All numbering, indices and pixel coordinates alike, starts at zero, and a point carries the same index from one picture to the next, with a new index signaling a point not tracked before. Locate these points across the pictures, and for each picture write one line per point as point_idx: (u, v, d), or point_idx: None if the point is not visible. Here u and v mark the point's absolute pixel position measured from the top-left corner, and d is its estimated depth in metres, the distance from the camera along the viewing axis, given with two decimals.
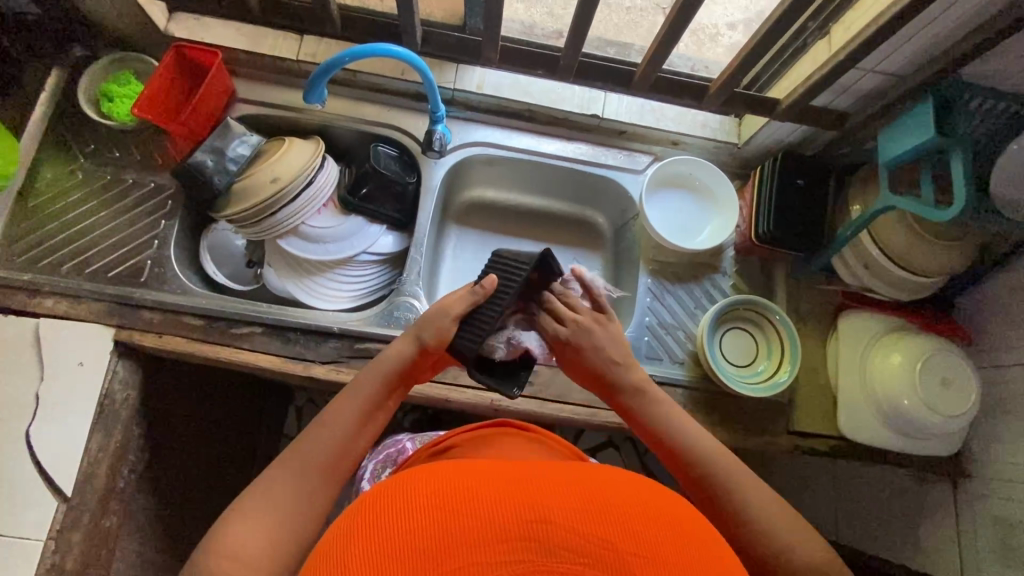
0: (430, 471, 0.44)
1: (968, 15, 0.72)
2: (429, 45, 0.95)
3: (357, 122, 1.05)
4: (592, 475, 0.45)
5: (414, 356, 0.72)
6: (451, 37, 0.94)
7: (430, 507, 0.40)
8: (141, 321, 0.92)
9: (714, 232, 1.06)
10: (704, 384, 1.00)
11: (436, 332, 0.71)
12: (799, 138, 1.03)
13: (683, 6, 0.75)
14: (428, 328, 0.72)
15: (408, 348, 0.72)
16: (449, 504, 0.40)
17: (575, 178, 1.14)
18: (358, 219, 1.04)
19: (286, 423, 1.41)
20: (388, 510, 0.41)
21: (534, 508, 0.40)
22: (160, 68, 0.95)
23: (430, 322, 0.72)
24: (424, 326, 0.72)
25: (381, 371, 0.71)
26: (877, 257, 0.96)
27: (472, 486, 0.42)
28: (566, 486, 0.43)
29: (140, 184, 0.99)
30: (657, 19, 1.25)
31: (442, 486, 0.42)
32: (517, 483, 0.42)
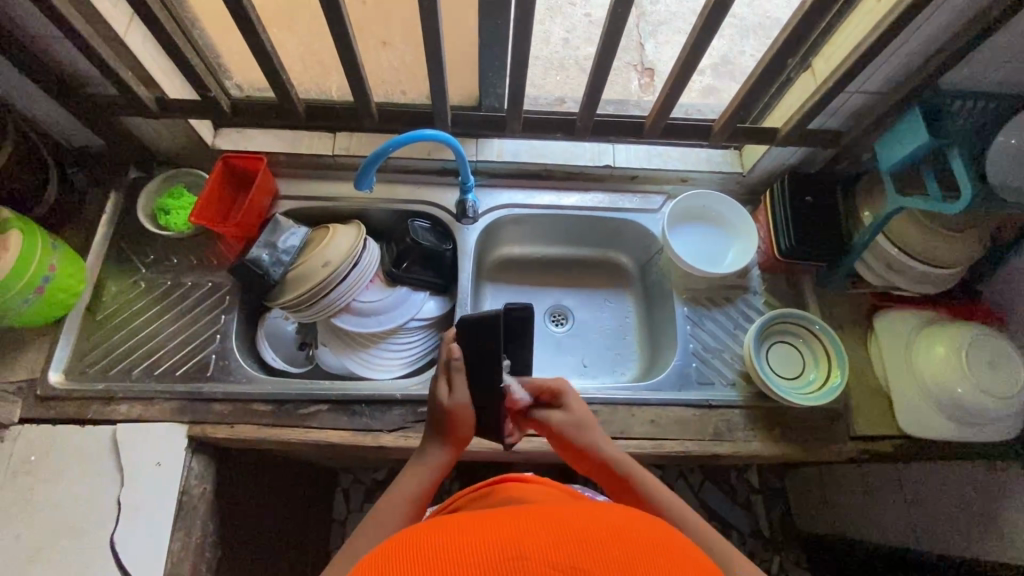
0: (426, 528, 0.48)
1: (940, 33, 0.81)
2: (458, 124, 1.05)
3: (392, 202, 1.14)
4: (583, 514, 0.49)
5: (445, 451, 0.78)
6: (474, 116, 1.04)
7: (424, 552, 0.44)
8: (212, 413, 0.95)
9: (738, 254, 1.11)
10: (759, 401, 1.01)
11: (467, 425, 0.77)
12: (799, 159, 1.11)
13: (687, 58, 0.85)
14: (460, 425, 0.77)
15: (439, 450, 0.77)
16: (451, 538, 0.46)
17: (596, 225, 1.22)
18: (402, 289, 1.09)
19: (335, 507, 1.42)
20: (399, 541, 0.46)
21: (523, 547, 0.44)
22: (211, 178, 1.04)
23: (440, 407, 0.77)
24: (456, 425, 0.77)
25: (419, 476, 0.75)
26: (899, 256, 1.02)
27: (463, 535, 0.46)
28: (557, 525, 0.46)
29: (198, 285, 1.05)
30: (631, 76, 1.38)
31: (446, 535, 0.46)
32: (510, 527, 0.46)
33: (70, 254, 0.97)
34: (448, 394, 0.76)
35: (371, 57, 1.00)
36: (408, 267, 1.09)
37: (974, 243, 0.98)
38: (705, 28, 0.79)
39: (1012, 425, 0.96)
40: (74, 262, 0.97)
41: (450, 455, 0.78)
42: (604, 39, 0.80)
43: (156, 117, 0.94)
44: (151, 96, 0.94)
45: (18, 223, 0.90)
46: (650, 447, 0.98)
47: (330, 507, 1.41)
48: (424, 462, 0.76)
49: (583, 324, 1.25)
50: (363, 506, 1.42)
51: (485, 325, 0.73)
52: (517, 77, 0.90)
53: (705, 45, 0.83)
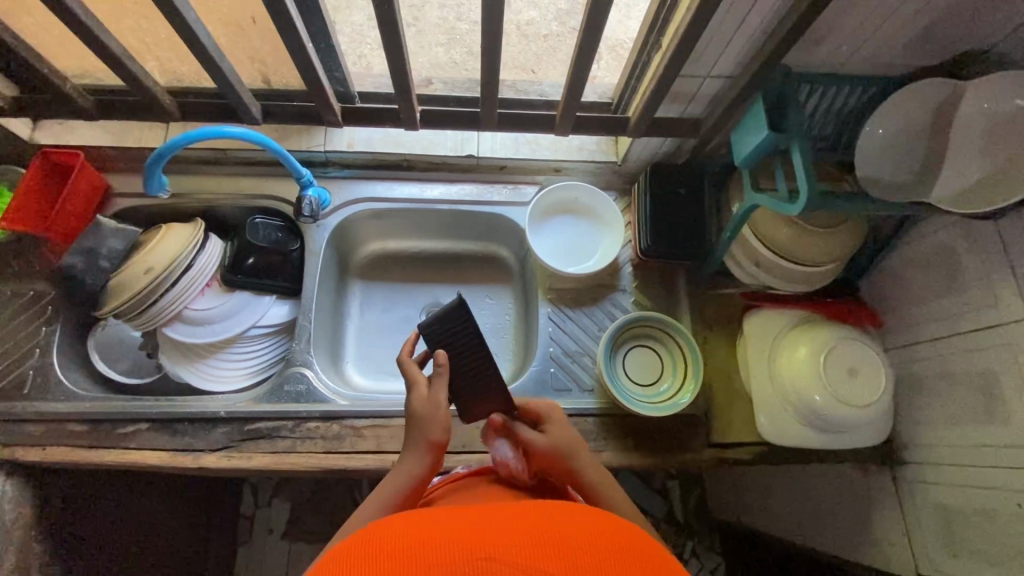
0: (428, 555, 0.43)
1: (768, 12, 0.72)
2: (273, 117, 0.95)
3: (235, 197, 1.06)
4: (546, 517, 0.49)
5: (425, 459, 0.71)
6: (291, 107, 0.95)
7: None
8: (21, 435, 0.89)
9: (604, 252, 1.05)
10: (613, 409, 0.96)
11: (442, 428, 0.72)
12: (670, 148, 1.02)
13: (487, 47, 0.75)
14: (432, 426, 0.72)
15: (420, 455, 0.71)
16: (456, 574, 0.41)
17: (468, 219, 1.14)
18: (243, 294, 1.02)
19: (243, 503, 1.40)
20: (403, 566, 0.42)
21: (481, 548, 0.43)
22: (28, 177, 0.96)
23: (432, 424, 0.71)
24: (429, 428, 0.71)
25: (397, 483, 0.69)
26: (766, 254, 0.95)
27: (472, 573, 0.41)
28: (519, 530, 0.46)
29: (19, 294, 0.98)
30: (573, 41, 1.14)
31: (403, 534, 0.46)
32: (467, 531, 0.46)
33: None
34: (421, 400, 0.73)
35: (166, 38, 0.87)
36: (262, 271, 1.02)
37: (840, 240, 0.91)
38: (491, 17, 0.69)
39: (874, 433, 0.92)
40: None
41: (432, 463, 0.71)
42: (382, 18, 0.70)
43: None
44: None
45: None
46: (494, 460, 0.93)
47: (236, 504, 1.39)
48: (409, 464, 0.70)
49: None
50: (269, 501, 1.40)
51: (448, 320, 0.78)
52: (306, 64, 0.79)
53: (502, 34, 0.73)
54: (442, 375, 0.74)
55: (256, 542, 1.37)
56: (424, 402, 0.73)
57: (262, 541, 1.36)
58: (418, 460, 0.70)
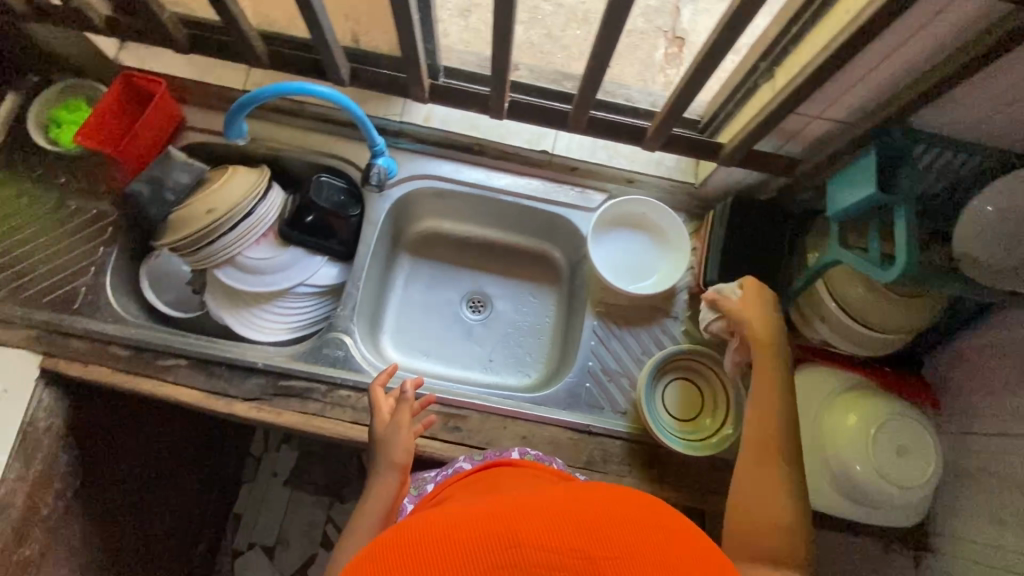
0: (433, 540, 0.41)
1: (908, 62, 0.66)
2: (359, 81, 0.94)
3: (303, 152, 1.05)
4: (571, 498, 0.45)
5: (394, 479, 0.76)
6: (381, 74, 0.94)
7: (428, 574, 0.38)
8: (68, 348, 0.91)
9: (664, 276, 1.01)
10: (643, 437, 0.94)
11: (404, 450, 0.78)
12: (753, 181, 0.98)
13: (602, 41, 0.71)
14: (394, 448, 0.78)
15: (390, 474, 0.76)
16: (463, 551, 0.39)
17: (528, 214, 1.11)
18: (297, 250, 1.01)
19: (254, 443, 1.42)
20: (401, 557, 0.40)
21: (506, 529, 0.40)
22: (108, 96, 0.96)
23: (392, 445, 0.78)
24: (388, 449, 0.78)
25: (373, 508, 0.73)
26: (833, 309, 0.91)
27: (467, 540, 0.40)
28: (547, 510, 0.42)
29: (83, 210, 0.99)
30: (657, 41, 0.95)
31: (427, 522, 0.43)
32: (493, 512, 0.43)
33: None
34: (381, 425, 0.81)
35: None
36: (322, 229, 1.01)
37: (918, 311, 0.86)
38: (618, 9, 0.66)
39: (911, 516, 0.88)
40: None
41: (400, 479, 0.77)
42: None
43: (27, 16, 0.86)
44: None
45: None
46: None
47: (247, 443, 1.41)
48: (379, 487, 0.76)
49: (500, 316, 1.17)
50: (278, 447, 1.41)
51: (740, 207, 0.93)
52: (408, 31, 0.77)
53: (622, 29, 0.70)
54: (406, 402, 0.82)
55: (258, 482, 1.39)
56: (383, 427, 0.81)
57: (265, 483, 1.38)
58: (389, 478, 0.76)
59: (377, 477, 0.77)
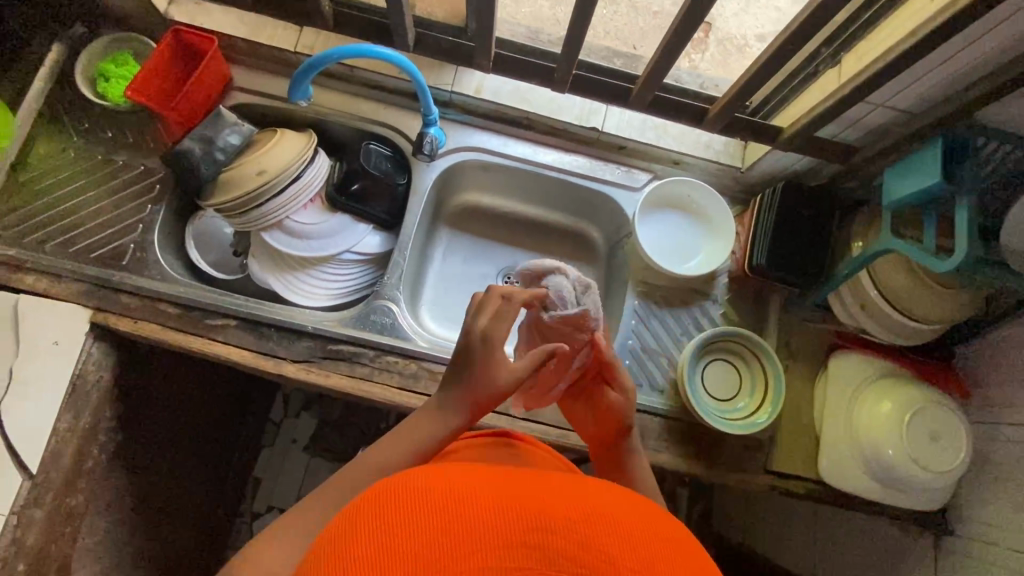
0: (447, 484, 0.45)
1: (989, 54, 0.67)
2: (421, 47, 0.94)
3: (351, 118, 1.04)
4: (570, 487, 0.47)
5: (463, 413, 0.64)
6: (444, 40, 0.93)
7: (430, 521, 0.41)
8: (117, 304, 0.91)
9: (707, 259, 1.02)
10: (681, 415, 0.96)
11: (494, 395, 0.64)
12: (802, 168, 0.98)
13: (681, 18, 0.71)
14: (486, 387, 0.64)
15: (458, 413, 0.63)
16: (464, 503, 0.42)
17: (572, 191, 1.11)
18: (343, 217, 1.02)
19: (274, 408, 1.45)
20: (410, 496, 0.43)
21: (538, 516, 0.42)
22: (159, 54, 0.96)
23: (486, 377, 0.64)
24: (481, 383, 0.64)
25: (424, 432, 0.63)
26: (875, 297, 0.92)
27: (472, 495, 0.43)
28: (562, 497, 0.45)
29: (130, 167, 0.99)
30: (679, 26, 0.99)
31: (462, 485, 0.45)
32: (526, 495, 0.44)
33: None
34: (494, 347, 0.65)
35: None
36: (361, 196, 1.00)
37: (959, 303, 0.87)
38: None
39: (934, 500, 0.92)
40: None
41: (468, 421, 0.64)
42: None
43: None
44: None
45: None
46: (555, 435, 0.94)
47: (267, 408, 1.44)
48: (443, 414, 0.64)
49: None
50: (298, 414, 1.45)
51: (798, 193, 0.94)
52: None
53: (707, 8, 0.70)
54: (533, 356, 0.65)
55: (277, 447, 1.42)
56: (496, 355, 0.65)
57: (284, 448, 1.41)
58: (455, 413, 0.63)
59: (444, 402, 0.64)
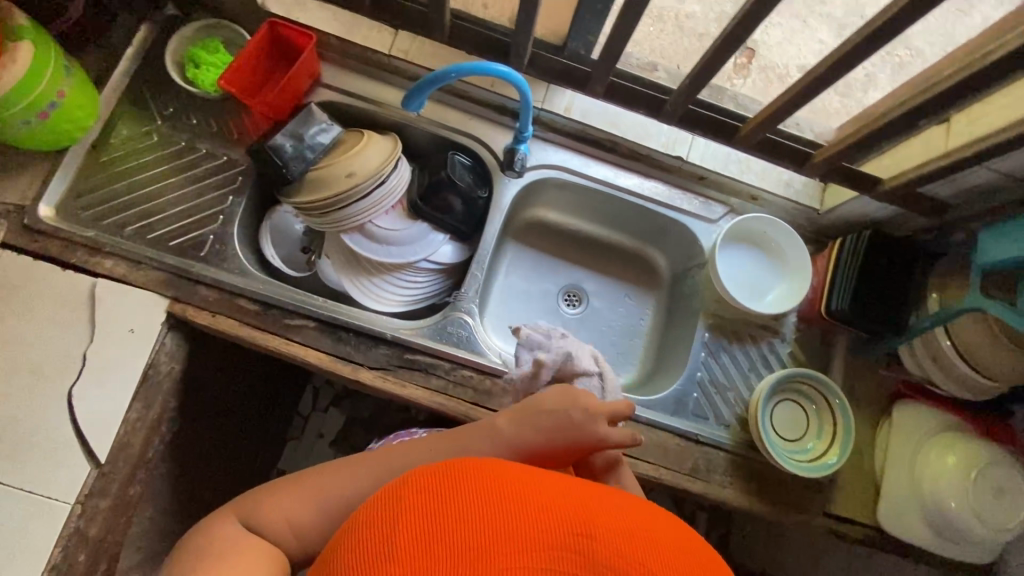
0: (502, 475, 0.46)
1: None
2: (534, 67, 0.95)
3: (436, 125, 1.03)
4: (611, 495, 0.48)
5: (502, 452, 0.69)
6: (557, 63, 0.94)
7: (481, 511, 0.42)
8: (196, 296, 0.90)
9: (782, 296, 1.03)
10: (747, 451, 0.97)
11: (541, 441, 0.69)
12: (885, 216, 0.99)
13: None
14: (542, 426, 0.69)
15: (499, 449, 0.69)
16: (518, 499, 0.43)
17: (645, 216, 1.11)
18: (423, 225, 1.02)
19: (301, 402, 1.44)
20: (464, 485, 0.44)
21: (584, 523, 0.43)
22: (250, 45, 0.93)
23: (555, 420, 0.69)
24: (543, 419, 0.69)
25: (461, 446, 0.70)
26: (948, 352, 0.92)
27: (523, 493, 0.44)
28: (604, 508, 0.45)
29: (213, 156, 0.97)
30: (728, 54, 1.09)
31: (517, 478, 0.46)
32: (575, 498, 0.45)
33: (85, 85, 0.89)
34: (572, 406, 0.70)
35: None
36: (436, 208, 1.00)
37: None
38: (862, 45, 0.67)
39: (988, 552, 0.94)
40: (87, 93, 0.89)
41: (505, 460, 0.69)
42: (746, 11, 0.68)
43: None
44: None
45: (32, 34, 0.80)
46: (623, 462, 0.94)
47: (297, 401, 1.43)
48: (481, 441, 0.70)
49: (595, 313, 1.18)
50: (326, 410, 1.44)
51: (880, 246, 0.96)
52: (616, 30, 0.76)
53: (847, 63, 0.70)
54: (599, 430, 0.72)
55: (303, 442, 1.41)
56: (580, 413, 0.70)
57: (311, 444, 1.39)
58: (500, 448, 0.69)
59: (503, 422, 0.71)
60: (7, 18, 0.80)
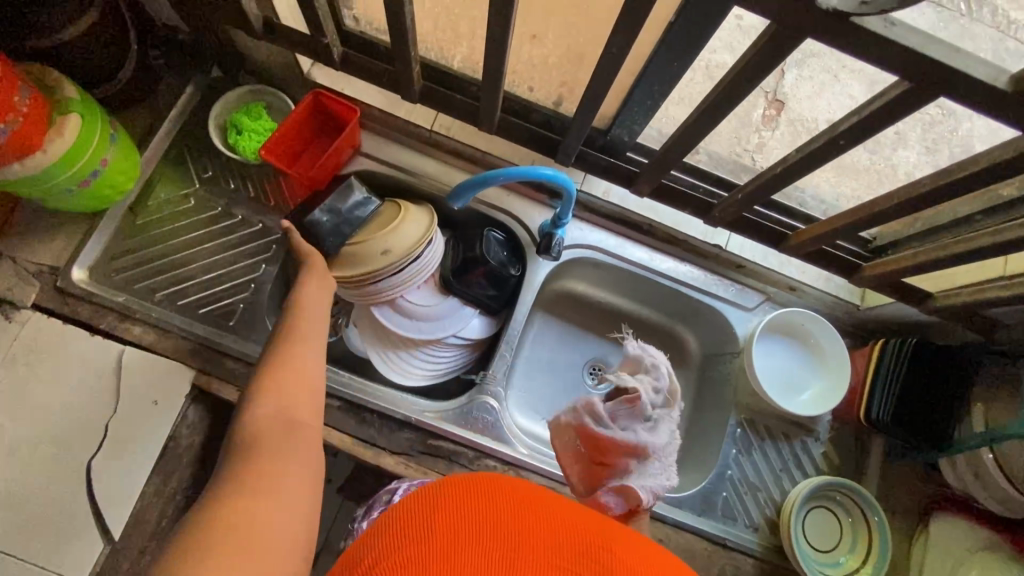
0: (522, 491, 0.51)
1: None
2: (581, 162, 0.96)
3: (475, 201, 1.03)
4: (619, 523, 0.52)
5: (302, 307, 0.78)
6: (603, 160, 0.95)
7: (504, 521, 0.47)
8: (222, 369, 0.89)
9: (820, 397, 0.99)
10: (776, 558, 0.93)
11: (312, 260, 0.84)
12: (929, 322, 0.96)
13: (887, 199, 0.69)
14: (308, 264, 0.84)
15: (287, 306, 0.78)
16: (540, 518, 0.48)
17: (678, 299, 1.09)
18: (455, 300, 1.00)
19: None
20: (487, 497, 0.49)
21: (598, 542, 0.47)
22: (291, 116, 0.93)
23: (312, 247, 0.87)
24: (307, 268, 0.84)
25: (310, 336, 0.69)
26: (992, 470, 0.88)
27: (543, 514, 0.49)
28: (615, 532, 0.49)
29: (248, 223, 0.97)
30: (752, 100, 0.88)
31: (536, 501, 0.50)
32: (592, 527, 0.49)
33: (128, 150, 0.89)
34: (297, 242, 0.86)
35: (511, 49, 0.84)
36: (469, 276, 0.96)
37: None
38: (934, 192, 0.64)
39: None
40: (130, 159, 0.89)
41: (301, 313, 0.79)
42: (812, 146, 0.66)
43: (257, 36, 0.82)
44: (259, 15, 0.81)
45: (80, 108, 0.80)
46: None
47: None
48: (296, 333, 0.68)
49: None
50: None
51: (923, 356, 0.94)
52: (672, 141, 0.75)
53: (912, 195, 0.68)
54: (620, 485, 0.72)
55: None
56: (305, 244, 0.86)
57: None
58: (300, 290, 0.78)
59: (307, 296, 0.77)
60: (55, 90, 0.79)
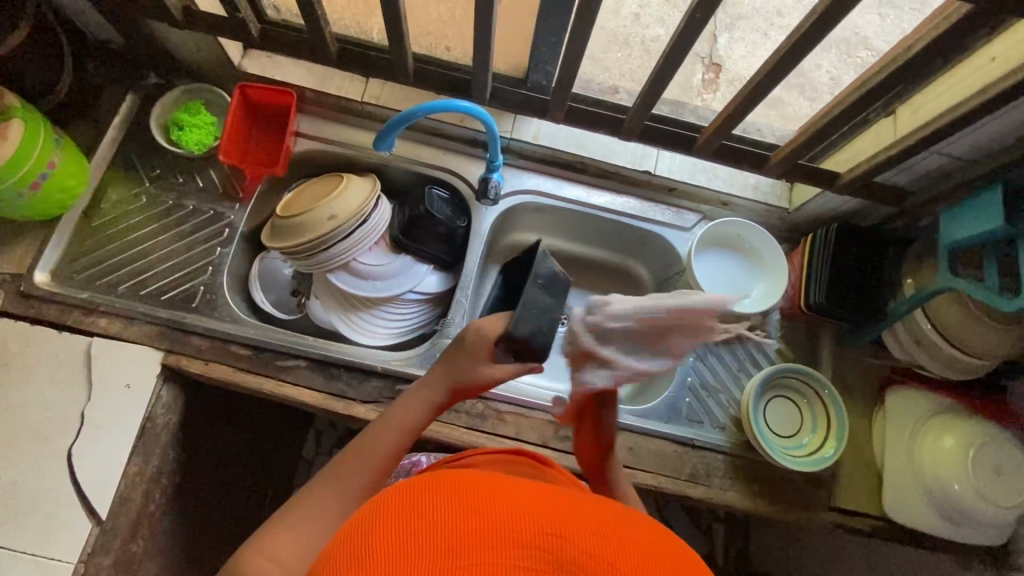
0: (470, 478, 0.44)
1: None
2: (498, 100, 0.99)
3: (413, 163, 1.08)
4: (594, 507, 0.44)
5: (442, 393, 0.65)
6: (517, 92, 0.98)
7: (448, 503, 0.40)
8: (189, 346, 0.93)
9: (762, 295, 1.05)
10: (746, 452, 0.97)
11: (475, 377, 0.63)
12: (851, 209, 1.02)
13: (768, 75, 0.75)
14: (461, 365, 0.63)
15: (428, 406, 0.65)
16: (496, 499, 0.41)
17: (621, 230, 1.14)
18: (407, 258, 1.05)
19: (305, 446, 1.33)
20: (430, 489, 0.42)
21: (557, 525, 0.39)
22: (232, 112, 0.98)
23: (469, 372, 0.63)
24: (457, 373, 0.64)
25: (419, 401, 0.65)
26: (930, 333, 0.92)
27: (496, 498, 0.41)
28: (581, 513, 0.42)
29: (200, 211, 1.02)
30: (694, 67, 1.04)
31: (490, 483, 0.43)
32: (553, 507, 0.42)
33: (75, 154, 0.94)
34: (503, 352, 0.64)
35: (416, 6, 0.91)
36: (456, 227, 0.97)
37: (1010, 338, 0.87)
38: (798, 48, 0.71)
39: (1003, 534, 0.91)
40: (77, 162, 0.94)
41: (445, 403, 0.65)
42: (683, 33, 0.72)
43: (180, 26, 0.88)
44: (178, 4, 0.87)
45: (20, 113, 0.85)
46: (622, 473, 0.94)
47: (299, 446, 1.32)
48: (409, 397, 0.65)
49: None
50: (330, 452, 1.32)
51: (851, 239, 0.99)
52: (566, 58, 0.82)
53: (785, 68, 0.74)
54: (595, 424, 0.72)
55: None
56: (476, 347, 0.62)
57: None
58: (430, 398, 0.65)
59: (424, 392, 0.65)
60: None
